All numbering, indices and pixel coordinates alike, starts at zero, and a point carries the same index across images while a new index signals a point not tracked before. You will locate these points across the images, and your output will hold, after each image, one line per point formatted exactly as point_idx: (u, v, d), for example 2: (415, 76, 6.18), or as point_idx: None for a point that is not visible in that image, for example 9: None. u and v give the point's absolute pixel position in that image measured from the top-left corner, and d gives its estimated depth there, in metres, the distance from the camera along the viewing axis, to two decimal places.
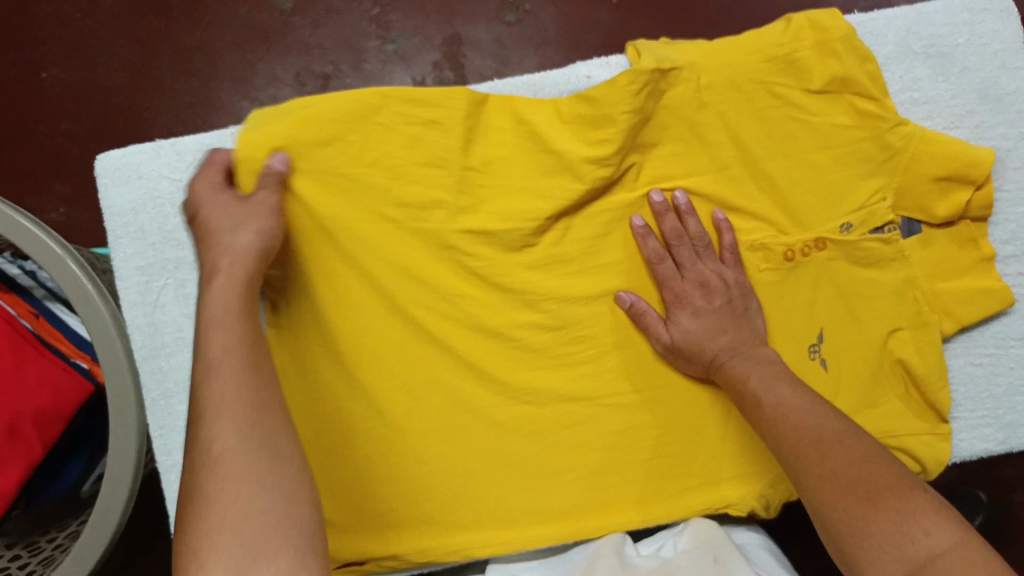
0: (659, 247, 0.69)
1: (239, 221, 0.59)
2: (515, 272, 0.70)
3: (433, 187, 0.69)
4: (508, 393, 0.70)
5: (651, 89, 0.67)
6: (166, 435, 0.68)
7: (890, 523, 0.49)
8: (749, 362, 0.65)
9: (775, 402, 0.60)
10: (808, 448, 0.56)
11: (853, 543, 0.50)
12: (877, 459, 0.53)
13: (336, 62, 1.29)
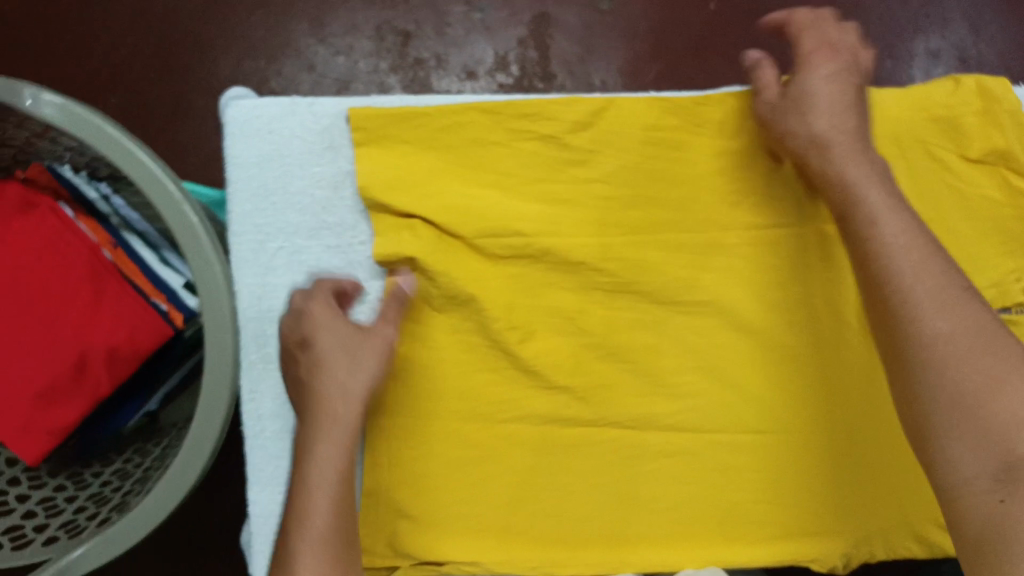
0: (775, 79, 0.66)
1: (353, 370, 0.61)
2: (642, 289, 0.67)
3: (575, 190, 0.67)
4: (613, 413, 0.68)
5: None
6: (259, 400, 0.66)
7: (993, 381, 0.51)
8: (863, 164, 0.61)
9: (895, 228, 0.57)
10: (928, 307, 0.54)
11: (957, 410, 0.51)
12: (997, 325, 0.53)
13: (418, 21, 1.27)
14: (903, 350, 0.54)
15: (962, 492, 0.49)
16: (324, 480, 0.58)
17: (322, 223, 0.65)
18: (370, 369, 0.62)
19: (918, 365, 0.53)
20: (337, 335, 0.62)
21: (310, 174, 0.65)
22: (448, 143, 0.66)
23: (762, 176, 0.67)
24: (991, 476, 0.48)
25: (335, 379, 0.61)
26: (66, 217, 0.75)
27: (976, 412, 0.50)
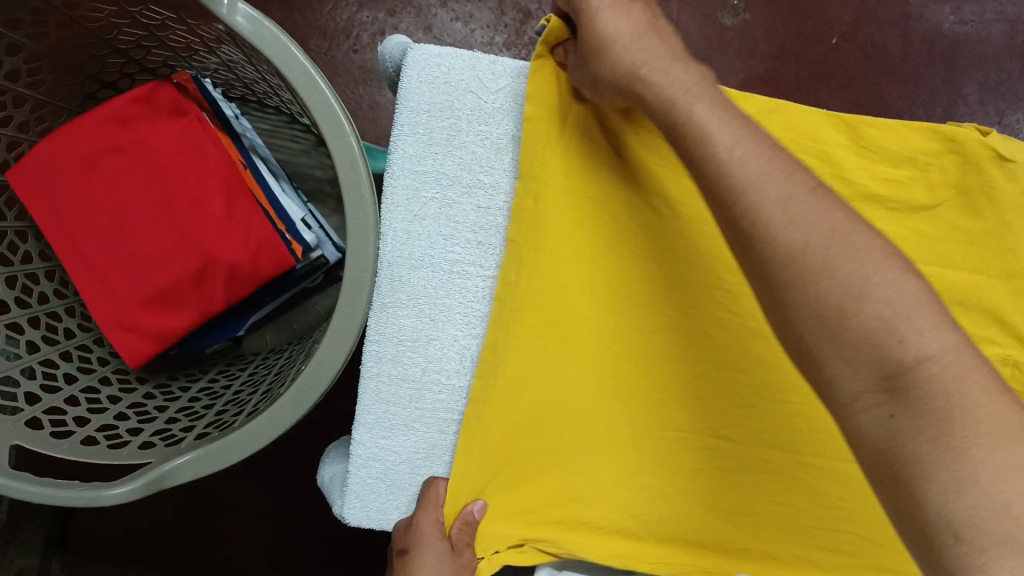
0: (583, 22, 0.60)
1: (427, 567, 0.60)
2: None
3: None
4: (713, 420, 0.67)
5: (976, 166, 0.65)
6: (381, 344, 0.65)
7: (856, 285, 0.49)
8: (669, 80, 0.57)
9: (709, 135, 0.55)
10: (767, 202, 0.52)
11: (824, 338, 0.49)
12: (844, 222, 0.52)
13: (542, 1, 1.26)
14: (763, 270, 0.51)
15: (854, 411, 0.48)
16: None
17: (477, 181, 0.65)
18: (442, 566, 0.60)
19: (808, 304, 0.49)
20: (423, 528, 0.62)
21: (476, 130, 0.65)
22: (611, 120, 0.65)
23: (919, 213, 0.66)
24: (877, 383, 0.48)
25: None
26: (210, 127, 0.73)
27: (865, 322, 0.48)
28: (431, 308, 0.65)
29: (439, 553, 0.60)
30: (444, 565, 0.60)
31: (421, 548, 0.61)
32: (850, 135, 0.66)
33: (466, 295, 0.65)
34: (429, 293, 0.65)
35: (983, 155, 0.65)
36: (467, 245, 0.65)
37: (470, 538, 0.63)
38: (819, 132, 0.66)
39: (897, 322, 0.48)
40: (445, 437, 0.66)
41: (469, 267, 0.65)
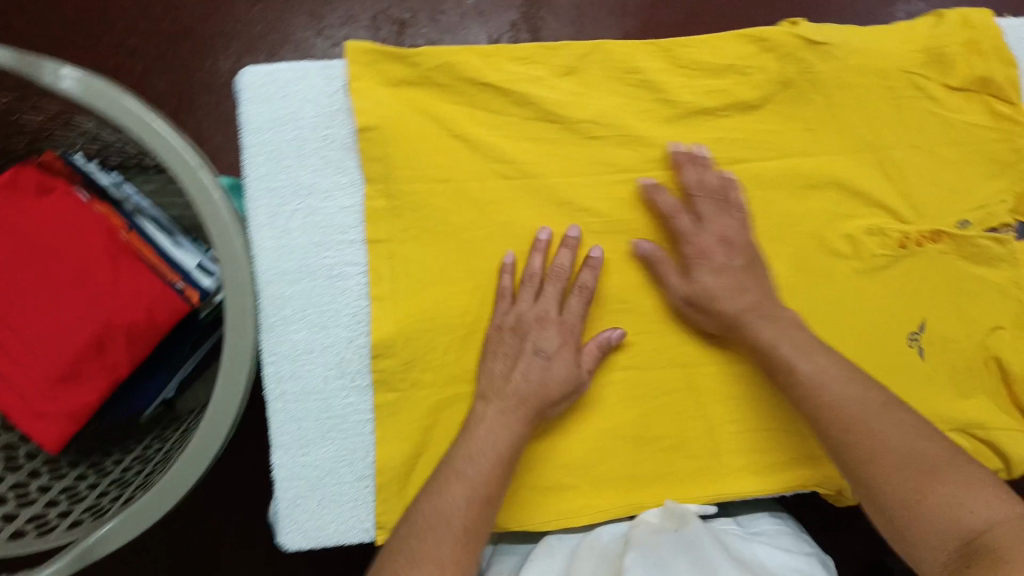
0: (529, 292, 0.66)
1: (524, 409, 0.63)
2: (631, 228, 0.69)
3: (566, 132, 0.67)
4: (610, 355, 0.69)
5: (791, 56, 0.68)
6: (278, 363, 0.68)
7: (908, 489, 0.56)
8: (553, 360, 0.65)
9: (546, 377, 0.64)
10: (840, 425, 0.60)
11: (908, 522, 0.55)
12: (862, 400, 0.60)
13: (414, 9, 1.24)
14: (855, 470, 0.59)
15: (933, 572, 0.53)
16: (460, 481, 0.60)
17: (335, 185, 0.67)
18: (569, 385, 0.65)
19: (857, 478, 0.59)
20: (558, 343, 0.66)
21: (323, 136, 0.67)
22: (438, 94, 0.66)
23: (744, 112, 0.69)
24: (950, 554, 0.52)
25: (484, 420, 0.63)
26: (80, 200, 0.77)
27: (927, 495, 0.55)
28: (318, 317, 0.67)
29: (566, 353, 0.66)
30: (561, 384, 0.65)
31: (510, 384, 0.64)
32: (668, 56, 0.68)
33: (348, 296, 0.67)
34: (313, 304, 0.67)
35: (793, 45, 0.68)
36: (339, 248, 0.67)
37: (602, 352, 0.67)
38: (637, 59, 0.68)
39: (945, 473, 0.56)
40: (362, 438, 0.68)
41: (345, 269, 0.67)
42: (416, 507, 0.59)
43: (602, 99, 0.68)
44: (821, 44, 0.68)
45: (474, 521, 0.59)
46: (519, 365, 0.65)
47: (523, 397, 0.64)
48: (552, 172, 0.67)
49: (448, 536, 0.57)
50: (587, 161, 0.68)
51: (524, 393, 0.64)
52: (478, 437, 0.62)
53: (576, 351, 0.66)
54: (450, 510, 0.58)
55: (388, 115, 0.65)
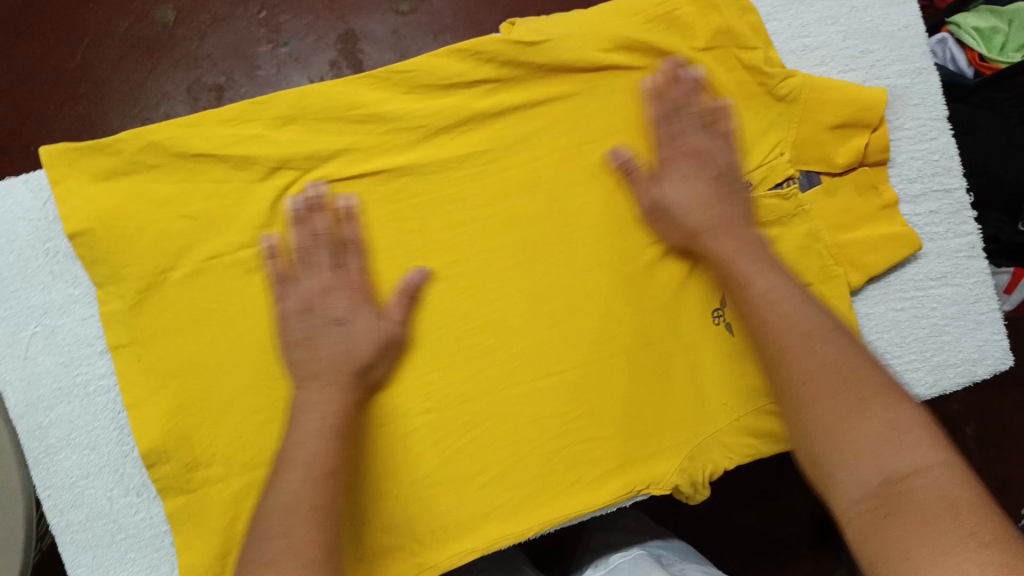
0: (302, 236, 0.62)
1: (342, 373, 0.59)
2: (398, 267, 0.65)
3: (301, 183, 0.64)
4: (404, 403, 0.64)
5: (518, 61, 0.63)
6: (56, 495, 0.63)
7: (836, 415, 0.50)
8: (342, 329, 0.60)
9: (331, 348, 0.60)
10: (796, 337, 0.54)
11: (827, 443, 0.49)
12: (815, 320, 0.55)
13: (228, 72, 1.06)
14: (780, 382, 0.54)
15: (850, 513, 0.47)
16: (285, 475, 0.53)
17: (69, 298, 0.63)
18: (377, 341, 0.61)
19: (784, 406, 0.53)
20: (351, 303, 0.61)
21: (44, 251, 0.63)
22: (154, 177, 0.62)
23: (488, 122, 0.65)
24: (872, 489, 0.46)
25: (308, 403, 0.58)
26: None
27: (835, 437, 0.49)
28: (86, 438, 0.63)
29: (364, 311, 0.61)
30: (369, 338, 0.61)
31: (320, 361, 0.60)
32: (389, 83, 0.63)
33: (111, 409, 0.63)
34: (77, 426, 0.63)
35: (509, 51, 0.63)
36: (91, 362, 0.63)
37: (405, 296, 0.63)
38: (358, 93, 0.64)
39: (857, 416, 0.49)
40: (164, 553, 0.64)
41: (101, 382, 0.63)
42: (266, 497, 0.53)
43: (331, 143, 0.64)
44: (542, 42, 0.63)
45: (324, 496, 0.52)
46: (316, 338, 0.60)
47: (330, 368, 0.59)
48: (295, 230, 0.64)
49: (289, 526, 0.50)
50: (331, 209, 0.64)
51: (326, 359, 0.59)
52: (301, 431, 0.56)
53: (370, 301, 0.62)
54: (289, 496, 0.52)
55: (99, 213, 0.61)
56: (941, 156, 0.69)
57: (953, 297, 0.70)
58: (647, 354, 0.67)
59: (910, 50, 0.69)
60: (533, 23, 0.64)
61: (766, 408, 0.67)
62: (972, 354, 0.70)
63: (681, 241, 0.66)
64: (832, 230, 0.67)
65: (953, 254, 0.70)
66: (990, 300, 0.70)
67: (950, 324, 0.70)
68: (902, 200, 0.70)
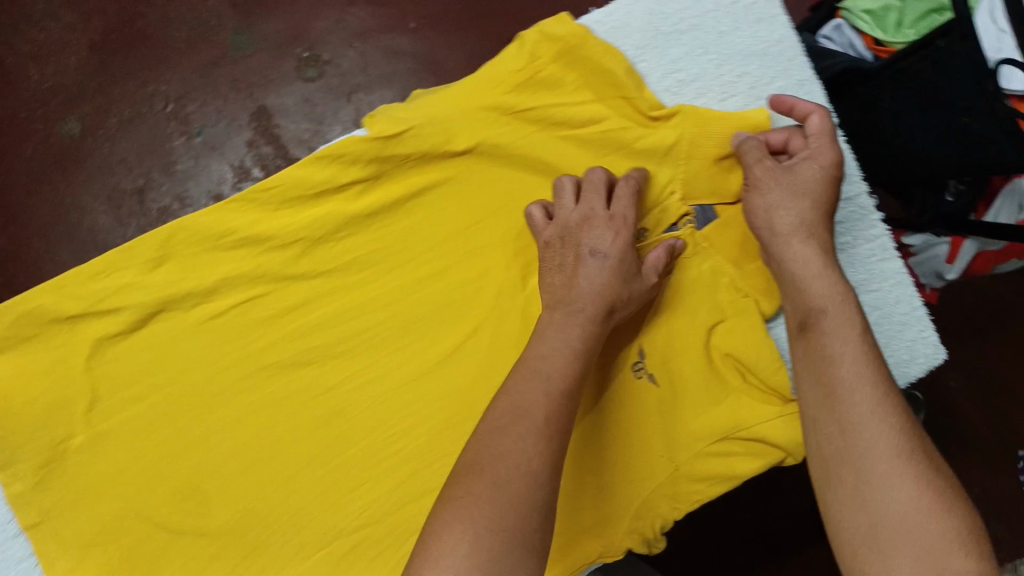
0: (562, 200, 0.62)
1: (586, 309, 0.56)
2: (306, 385, 0.63)
3: (176, 320, 0.62)
4: (339, 521, 0.63)
5: (382, 157, 0.61)
6: None
7: (891, 500, 0.46)
8: (577, 266, 0.59)
9: (569, 283, 0.58)
10: (852, 399, 0.51)
11: (875, 529, 0.46)
12: (877, 381, 0.52)
13: (146, 172, 1.12)
14: (835, 444, 0.50)
15: None
16: (481, 432, 0.50)
17: None
18: (620, 273, 0.59)
19: (812, 419, 0.53)
20: (610, 235, 0.60)
21: None
22: (34, 348, 0.61)
23: (364, 225, 0.63)
24: None
25: (554, 325, 0.56)
26: None
27: (871, 476, 0.48)
28: None
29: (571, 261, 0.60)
30: (621, 273, 0.59)
31: (576, 290, 0.58)
32: (256, 204, 0.61)
33: None
34: None
35: (371, 149, 0.61)
36: (7, 545, 0.63)
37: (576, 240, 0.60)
38: (226, 218, 0.61)
39: (891, 468, 0.47)
40: None
41: (21, 563, 0.63)
42: (465, 457, 0.49)
43: (209, 274, 0.61)
44: (404, 131, 0.61)
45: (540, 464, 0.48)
46: (575, 264, 0.60)
47: (589, 295, 0.57)
48: (189, 370, 0.62)
49: (483, 481, 0.47)
50: (221, 343, 0.62)
51: (584, 287, 0.57)
52: (515, 386, 0.52)
53: (623, 222, 0.60)
54: (476, 454, 0.49)
55: None
56: None
57: (874, 303, 0.70)
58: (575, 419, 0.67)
59: (787, 64, 0.67)
60: (390, 115, 0.63)
61: (703, 452, 0.65)
62: (903, 356, 0.70)
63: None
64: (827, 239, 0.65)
65: (866, 260, 0.71)
66: (912, 299, 0.70)
67: (875, 332, 0.70)
68: None
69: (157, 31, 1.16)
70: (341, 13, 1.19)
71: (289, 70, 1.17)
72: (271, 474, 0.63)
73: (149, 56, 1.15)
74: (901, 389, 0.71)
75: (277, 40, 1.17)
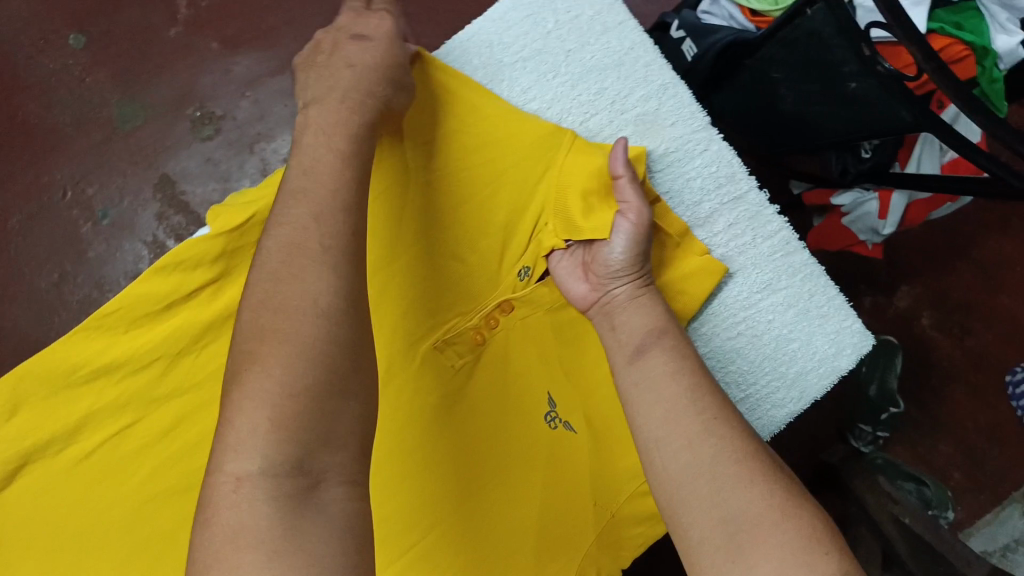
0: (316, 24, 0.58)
1: (362, 87, 0.52)
2: (201, 503, 0.60)
3: (46, 468, 0.57)
4: None
5: (233, 250, 0.59)
6: None
7: (660, 414, 0.48)
8: (341, 53, 0.54)
9: (335, 72, 0.53)
10: (634, 340, 0.53)
11: (650, 445, 0.48)
12: (663, 318, 0.55)
13: (59, 265, 1.07)
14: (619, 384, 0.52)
15: (678, 512, 0.45)
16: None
17: None
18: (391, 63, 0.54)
19: (655, 442, 0.47)
20: (376, 29, 0.56)
21: None
22: None
23: (230, 324, 0.61)
24: (694, 501, 0.44)
25: (322, 162, 0.47)
26: None
27: (647, 397, 0.49)
28: None
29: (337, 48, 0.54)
30: (391, 61, 0.54)
31: (343, 72, 0.53)
32: (105, 328, 0.58)
33: None
34: None
35: (216, 247, 0.58)
36: None
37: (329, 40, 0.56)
38: (78, 349, 0.57)
39: (735, 467, 0.44)
40: None
41: None
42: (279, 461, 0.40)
43: (76, 409, 0.58)
44: (248, 220, 0.59)
45: None
46: (338, 55, 0.54)
47: (360, 71, 0.53)
48: (76, 513, 0.57)
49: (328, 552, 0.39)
50: (102, 479, 0.58)
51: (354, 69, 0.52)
52: None
53: (387, 22, 0.57)
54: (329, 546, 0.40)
55: None
56: (719, 165, 0.65)
57: (787, 301, 0.66)
58: (421, 482, 0.60)
59: (645, 70, 0.65)
60: (227, 205, 0.60)
61: (636, 493, 0.62)
62: (829, 350, 0.66)
63: (480, 362, 0.63)
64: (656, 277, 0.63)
65: (770, 258, 0.66)
66: (826, 290, 0.66)
67: (794, 331, 0.66)
68: (695, 226, 0.66)
69: (40, 119, 1.08)
70: (225, 64, 1.11)
71: (182, 133, 1.10)
72: None
73: (36, 147, 1.08)
74: (834, 385, 0.67)
75: (165, 104, 1.10)
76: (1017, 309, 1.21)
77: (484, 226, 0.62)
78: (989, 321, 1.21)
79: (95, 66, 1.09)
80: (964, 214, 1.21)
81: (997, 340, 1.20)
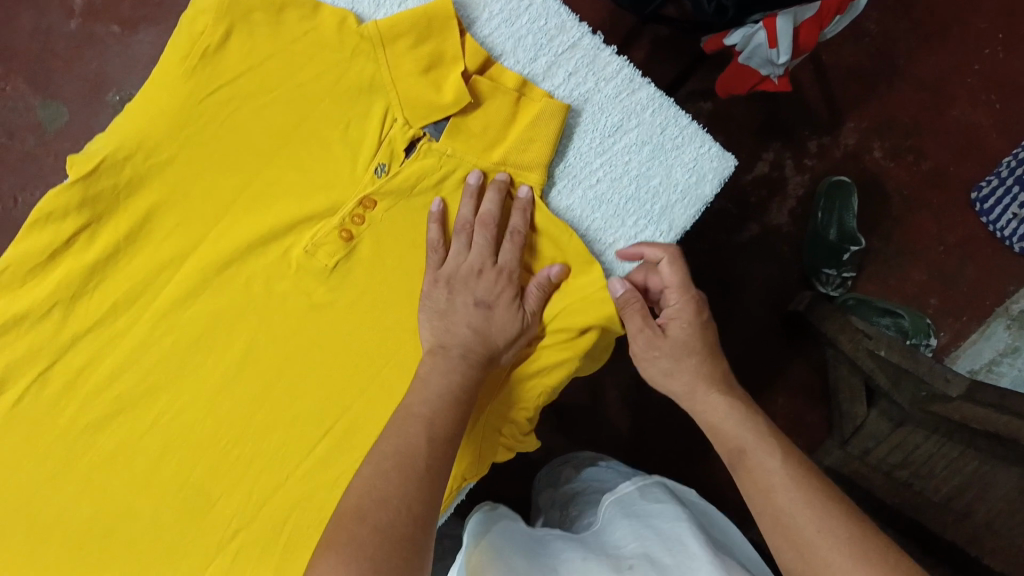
0: (455, 253, 0.64)
1: (467, 355, 0.60)
2: (128, 429, 0.65)
3: None
4: (208, 533, 0.65)
5: (96, 196, 0.62)
6: None
7: (762, 490, 0.54)
8: (449, 308, 0.62)
9: (452, 331, 0.61)
10: (688, 391, 0.62)
11: (786, 539, 0.52)
12: (714, 369, 0.62)
13: None
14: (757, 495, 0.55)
15: None
16: None
17: None
18: (511, 332, 0.62)
19: (770, 515, 0.53)
20: (492, 284, 0.63)
21: None
22: None
23: (113, 265, 0.64)
24: None
25: (437, 369, 0.59)
26: None
27: (779, 508, 0.53)
28: None
29: (441, 311, 0.62)
30: (507, 324, 0.62)
31: (455, 335, 0.61)
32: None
33: None
34: None
35: (76, 196, 0.61)
36: None
37: (445, 293, 0.63)
38: None
39: None
40: None
41: None
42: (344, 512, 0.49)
43: None
44: (99, 165, 0.61)
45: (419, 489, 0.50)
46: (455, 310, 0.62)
47: (472, 344, 0.61)
48: (21, 455, 0.64)
49: (364, 524, 0.48)
50: (33, 425, 0.64)
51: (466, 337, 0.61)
52: (394, 434, 0.54)
53: (514, 293, 0.63)
54: (359, 498, 0.50)
55: None
56: (547, 18, 0.68)
57: (640, 139, 0.68)
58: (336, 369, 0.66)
59: None
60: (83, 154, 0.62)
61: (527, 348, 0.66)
62: (689, 179, 0.68)
63: (354, 258, 0.65)
64: (498, 140, 0.66)
65: (616, 99, 0.68)
66: (677, 120, 0.68)
67: (652, 167, 0.68)
68: (537, 82, 0.68)
69: None
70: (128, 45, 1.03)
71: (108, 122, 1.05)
72: (134, 517, 0.65)
73: None
74: (700, 214, 0.69)
75: (80, 96, 1.03)
76: (967, 120, 1.16)
77: (326, 129, 0.65)
78: (937, 133, 1.16)
79: (9, 72, 1.01)
80: (896, 24, 1.16)
81: (951, 152, 1.16)
